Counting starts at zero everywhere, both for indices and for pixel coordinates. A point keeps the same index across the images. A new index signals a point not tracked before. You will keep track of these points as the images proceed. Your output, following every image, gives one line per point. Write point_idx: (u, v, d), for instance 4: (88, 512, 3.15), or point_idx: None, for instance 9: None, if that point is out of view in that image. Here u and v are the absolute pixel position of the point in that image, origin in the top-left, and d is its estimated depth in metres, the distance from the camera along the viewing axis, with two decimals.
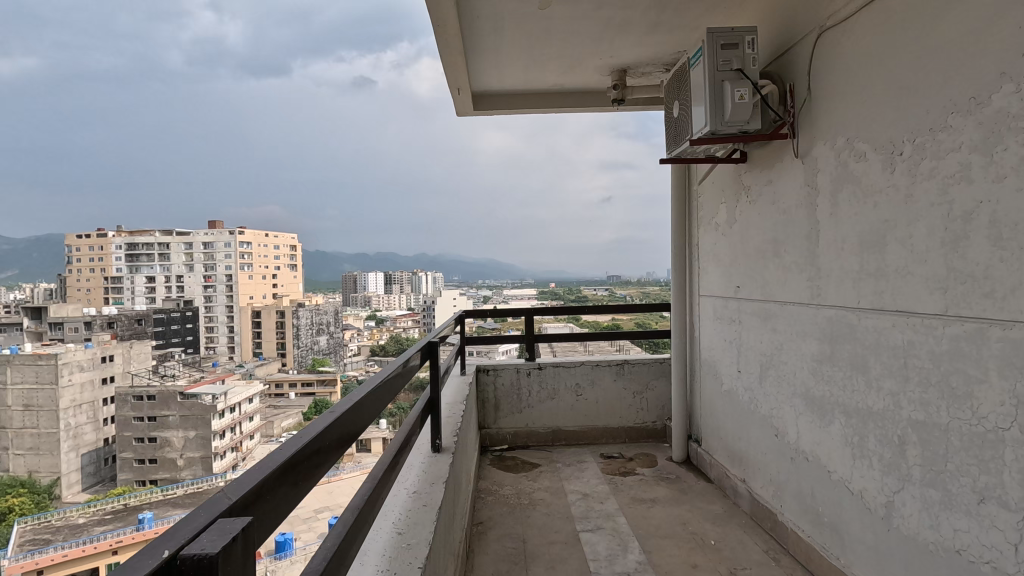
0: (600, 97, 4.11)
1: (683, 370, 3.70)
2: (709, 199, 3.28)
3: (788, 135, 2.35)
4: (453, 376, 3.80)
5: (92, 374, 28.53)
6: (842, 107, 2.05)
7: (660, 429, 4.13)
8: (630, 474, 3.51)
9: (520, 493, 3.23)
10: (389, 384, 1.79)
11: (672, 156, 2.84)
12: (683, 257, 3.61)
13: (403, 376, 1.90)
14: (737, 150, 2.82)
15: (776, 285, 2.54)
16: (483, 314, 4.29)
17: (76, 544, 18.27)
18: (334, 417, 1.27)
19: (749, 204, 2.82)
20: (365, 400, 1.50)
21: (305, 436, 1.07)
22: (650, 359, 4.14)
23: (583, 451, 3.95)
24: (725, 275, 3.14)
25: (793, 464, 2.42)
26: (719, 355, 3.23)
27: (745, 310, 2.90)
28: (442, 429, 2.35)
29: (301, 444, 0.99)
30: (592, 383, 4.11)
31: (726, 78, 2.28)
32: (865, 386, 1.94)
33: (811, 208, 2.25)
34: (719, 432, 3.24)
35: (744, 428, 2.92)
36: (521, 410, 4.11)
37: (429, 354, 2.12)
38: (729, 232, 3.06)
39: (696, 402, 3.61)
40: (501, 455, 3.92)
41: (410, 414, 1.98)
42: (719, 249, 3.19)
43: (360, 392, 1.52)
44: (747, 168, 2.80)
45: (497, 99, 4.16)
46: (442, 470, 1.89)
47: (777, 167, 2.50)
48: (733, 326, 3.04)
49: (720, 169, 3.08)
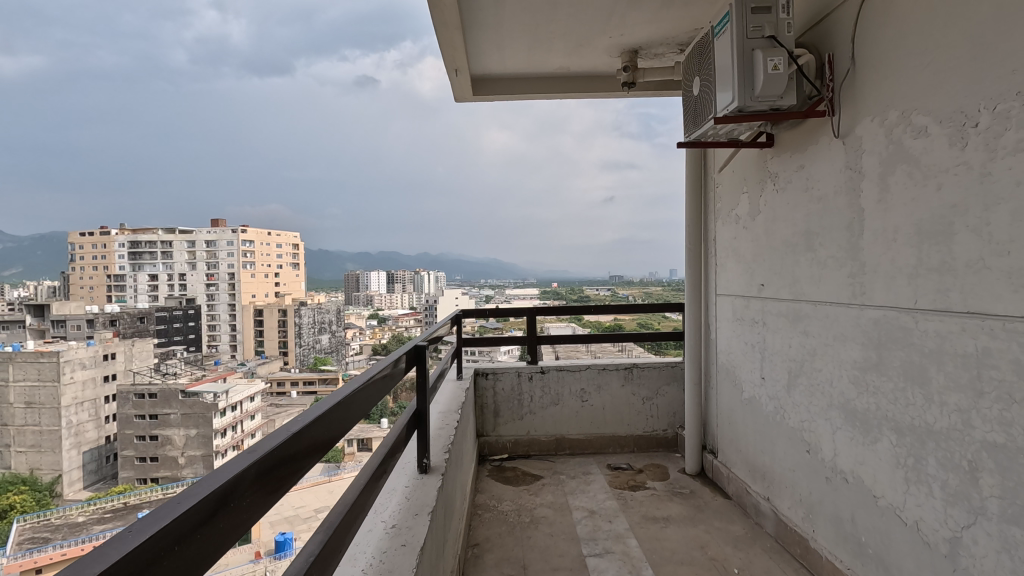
0: (609, 83, 3.83)
1: (697, 375, 3.43)
2: (729, 189, 3.00)
3: (826, 113, 2.07)
4: (448, 380, 3.53)
5: (94, 372, 28.40)
6: (894, 78, 1.77)
7: (671, 438, 3.86)
8: (639, 488, 3.23)
9: (521, 510, 2.95)
10: (368, 391, 1.51)
11: (689, 139, 2.58)
12: (698, 252, 3.33)
13: (388, 382, 1.64)
14: (764, 133, 2.53)
15: (809, 282, 2.27)
16: (480, 314, 4.02)
17: (77, 543, 18.06)
18: (280, 439, 1.00)
19: (776, 192, 2.54)
20: (331, 416, 1.23)
21: (222, 474, 0.80)
22: (660, 363, 3.88)
23: (588, 461, 3.68)
24: (746, 273, 2.86)
25: (829, 484, 2.14)
26: (739, 360, 2.95)
27: (769, 311, 2.62)
28: (432, 444, 2.08)
29: (212, 489, 0.72)
30: (598, 388, 3.84)
31: (757, 46, 2.02)
32: (922, 401, 1.66)
33: (854, 194, 1.97)
34: (738, 444, 2.97)
35: (767, 441, 2.65)
36: (522, 416, 3.84)
37: (415, 359, 1.84)
38: (753, 224, 2.78)
39: (711, 408, 3.33)
40: (500, 465, 3.65)
41: (394, 427, 1.71)
42: (740, 243, 2.91)
43: (325, 403, 1.25)
44: (774, 152, 2.52)
45: (499, 84, 3.88)
46: (428, 496, 1.63)
47: (809, 149, 2.23)
48: (755, 328, 2.76)
49: (741, 154, 2.80)
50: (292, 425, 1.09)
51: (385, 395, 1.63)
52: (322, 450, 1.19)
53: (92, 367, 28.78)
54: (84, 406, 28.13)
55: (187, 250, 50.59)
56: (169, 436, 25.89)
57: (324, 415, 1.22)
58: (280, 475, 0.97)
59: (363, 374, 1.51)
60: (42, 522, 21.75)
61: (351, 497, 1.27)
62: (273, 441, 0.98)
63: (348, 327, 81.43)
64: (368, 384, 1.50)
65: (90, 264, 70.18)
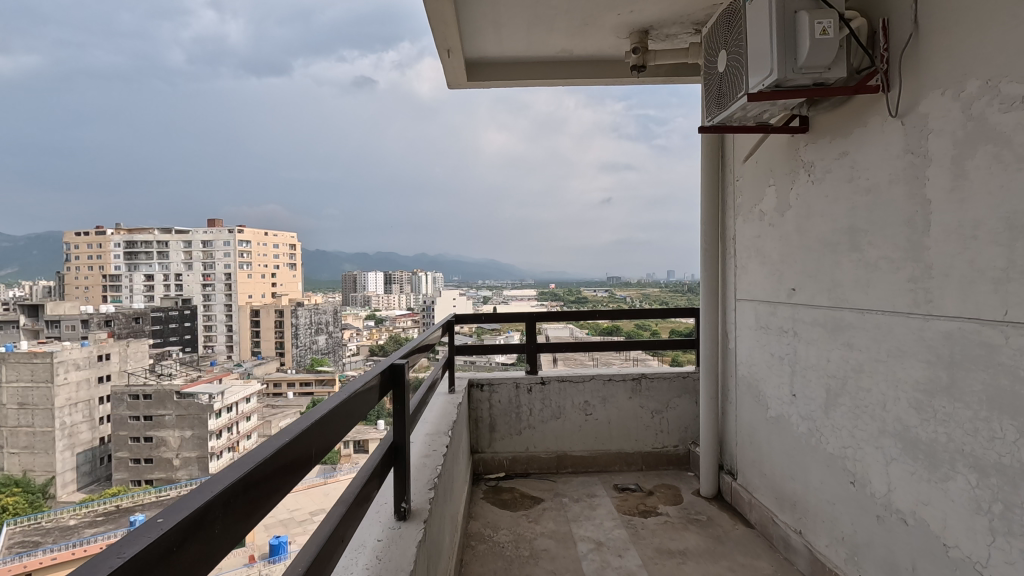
0: (616, 68, 3.52)
1: (713, 389, 3.12)
2: (752, 181, 2.69)
3: (879, 88, 1.76)
4: (439, 394, 3.19)
5: (88, 373, 28.01)
6: (973, 47, 1.46)
7: (682, 455, 3.54)
8: (650, 514, 2.91)
9: (520, 541, 2.63)
10: (338, 417, 1.18)
11: (713, 123, 2.27)
12: (715, 253, 3.03)
13: (362, 406, 1.32)
14: (796, 117, 2.22)
15: (853, 287, 1.96)
16: (475, 319, 3.69)
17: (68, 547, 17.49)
18: (203, 494, 0.66)
19: (810, 183, 2.22)
20: (288, 452, 0.90)
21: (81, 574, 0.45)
22: (671, 373, 3.56)
23: (594, 481, 3.36)
24: (772, 275, 2.54)
25: (881, 524, 1.83)
26: (763, 372, 2.64)
27: (801, 318, 2.31)
28: (414, 480, 1.75)
29: None
30: (602, 401, 3.53)
31: (801, 8, 1.72)
32: (1017, 437, 1.35)
33: (914, 182, 1.66)
34: (760, 468, 2.67)
35: (798, 466, 2.33)
36: (520, 431, 3.52)
37: (393, 381, 1.51)
38: (781, 221, 2.47)
39: (729, 425, 3.03)
40: (497, 485, 3.33)
41: (367, 464, 1.38)
42: (764, 243, 2.61)
43: (282, 434, 0.92)
44: (809, 138, 2.20)
45: (496, 69, 3.57)
46: (405, 554, 1.31)
47: (857, 132, 1.92)
48: (784, 338, 2.45)
49: (767, 144, 2.49)
50: (246, 457, 0.80)
51: (359, 419, 1.30)
52: (283, 486, 0.87)
53: (87, 367, 28.42)
54: (78, 407, 27.79)
55: (184, 250, 50.21)
56: (164, 438, 25.54)
57: (279, 451, 0.90)
58: (205, 547, 0.64)
59: (335, 395, 1.22)
60: (33, 525, 21.31)
61: (320, 543, 1.00)
62: (197, 498, 0.64)
63: (347, 327, 81.21)
64: (347, 403, 1.24)
65: (87, 263, 69.67)
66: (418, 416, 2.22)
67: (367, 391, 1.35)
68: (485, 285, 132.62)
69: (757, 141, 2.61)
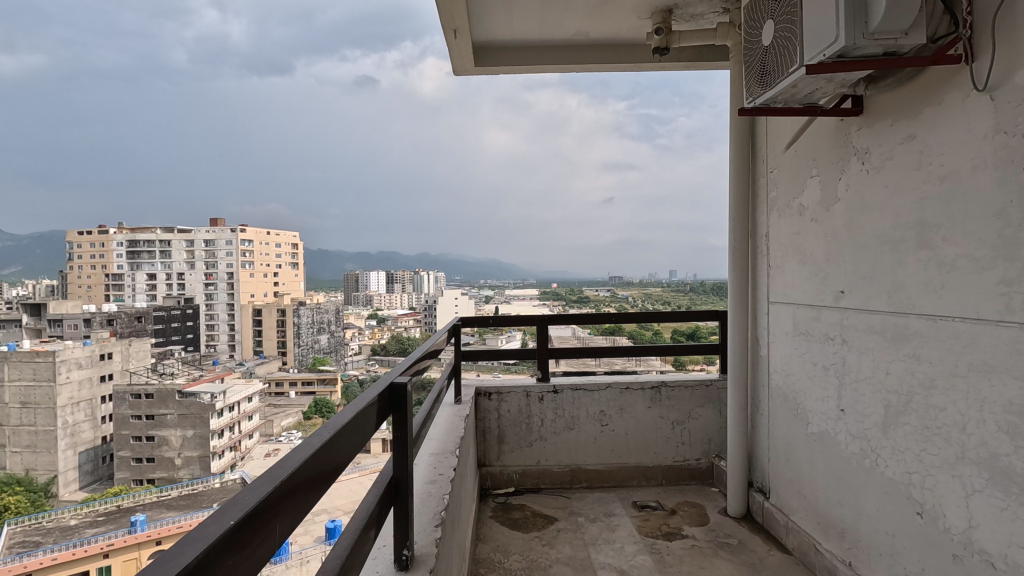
0: (636, 52, 3.26)
1: (743, 399, 2.87)
2: (790, 174, 2.45)
3: (961, 58, 1.51)
4: (445, 404, 2.94)
5: (90, 372, 27.83)
6: None
7: (705, 469, 3.30)
8: (675, 536, 2.67)
9: (533, 568, 2.39)
10: (317, 455, 0.93)
11: (755, 104, 2.01)
12: (745, 253, 2.80)
13: (350, 436, 1.07)
14: (849, 98, 1.98)
15: (922, 290, 1.70)
16: (482, 321, 3.43)
17: (68, 547, 17.20)
18: None
19: (864, 171, 1.97)
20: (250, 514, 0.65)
21: None
22: (692, 381, 3.31)
23: (610, 498, 3.11)
24: (815, 276, 2.30)
25: (957, 564, 1.59)
26: (803, 383, 2.39)
27: (850, 323, 2.06)
28: (419, 516, 1.50)
29: None
30: (619, 411, 3.28)
31: None
32: None
33: (1009, 167, 1.41)
34: (797, 488, 2.44)
35: (849, 490, 2.08)
36: (531, 444, 3.27)
37: (393, 404, 1.24)
38: (826, 217, 2.21)
39: (760, 439, 2.78)
40: (505, 502, 3.08)
41: (362, 506, 1.14)
42: (806, 240, 2.36)
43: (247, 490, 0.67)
44: (864, 122, 1.96)
45: (505, 54, 3.32)
46: None
47: (932, 110, 1.66)
48: (830, 345, 2.19)
49: (815, 128, 2.23)
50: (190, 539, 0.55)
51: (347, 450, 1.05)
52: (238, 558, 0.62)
53: (89, 367, 28.25)
54: (80, 406, 27.59)
55: (186, 249, 50.04)
56: (166, 437, 25.39)
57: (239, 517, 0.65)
58: None
59: (320, 433, 0.97)
60: (33, 525, 21.13)
61: None
62: None
63: (348, 326, 81.22)
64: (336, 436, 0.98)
65: (89, 262, 69.56)
66: (421, 436, 1.97)
67: (361, 418, 1.12)
68: (487, 285, 132.50)
69: (801, 126, 2.35)
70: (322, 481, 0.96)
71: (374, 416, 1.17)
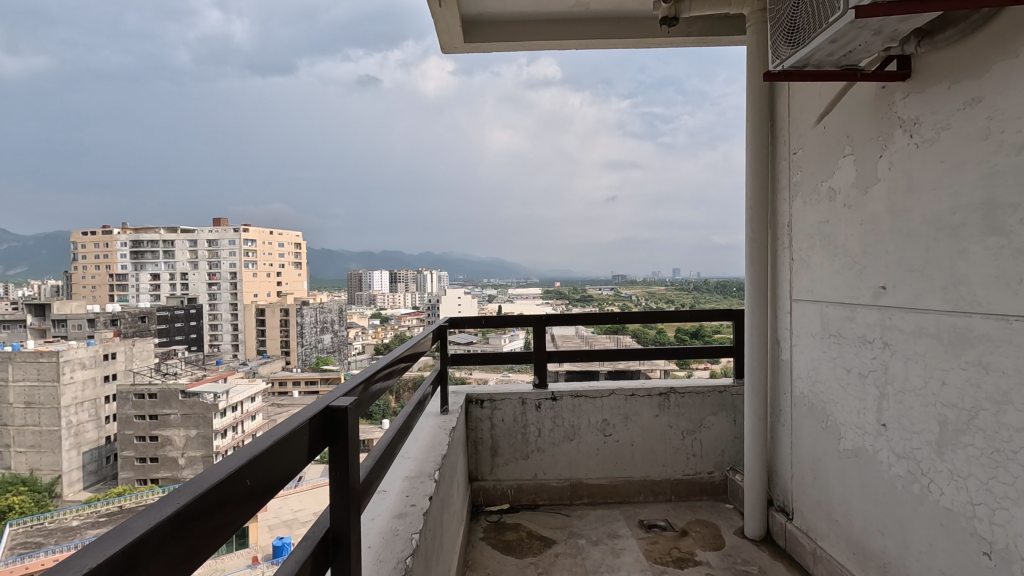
0: (643, 26, 2.96)
1: (762, 407, 2.58)
2: (819, 155, 2.15)
3: None
4: (431, 414, 2.64)
5: (94, 372, 27.73)
6: None
7: (719, 483, 3.01)
8: (687, 562, 2.37)
9: None
10: (211, 500, 0.66)
11: (783, 67, 1.71)
12: (765, 248, 2.51)
13: (273, 470, 0.80)
14: (895, 60, 1.69)
15: (988, 285, 1.42)
16: (473, 322, 3.13)
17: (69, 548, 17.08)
18: None
19: (914, 142, 1.67)
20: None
21: None
22: (704, 387, 3.03)
23: (614, 517, 2.83)
24: (847, 269, 2.00)
25: None
26: (833, 392, 2.10)
27: (893, 323, 1.77)
28: (381, 565, 1.22)
29: None
30: (623, 420, 3.00)
31: None
32: None
33: None
34: (826, 511, 2.15)
35: (893, 520, 1.78)
36: (527, 455, 2.99)
37: (333, 433, 0.96)
38: (864, 201, 1.91)
39: (781, 452, 2.49)
40: (499, 522, 2.79)
41: (296, 558, 0.87)
42: (837, 230, 2.06)
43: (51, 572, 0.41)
44: (911, 88, 1.67)
45: (497, 29, 3.03)
46: None
47: (1003, 65, 1.38)
48: (869, 349, 1.89)
49: (850, 98, 1.94)
50: None
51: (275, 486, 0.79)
52: None
53: (92, 367, 28.12)
54: (84, 406, 27.45)
55: (189, 249, 49.91)
56: (169, 437, 25.28)
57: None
58: None
59: (224, 464, 0.70)
60: (36, 525, 20.98)
61: None
62: None
63: (352, 326, 81.12)
64: (240, 472, 0.71)
65: (95, 262, 69.54)
66: (390, 457, 1.68)
67: (292, 439, 0.85)
68: (490, 284, 132.33)
69: (834, 96, 2.05)
70: (235, 523, 0.70)
71: (307, 441, 0.90)
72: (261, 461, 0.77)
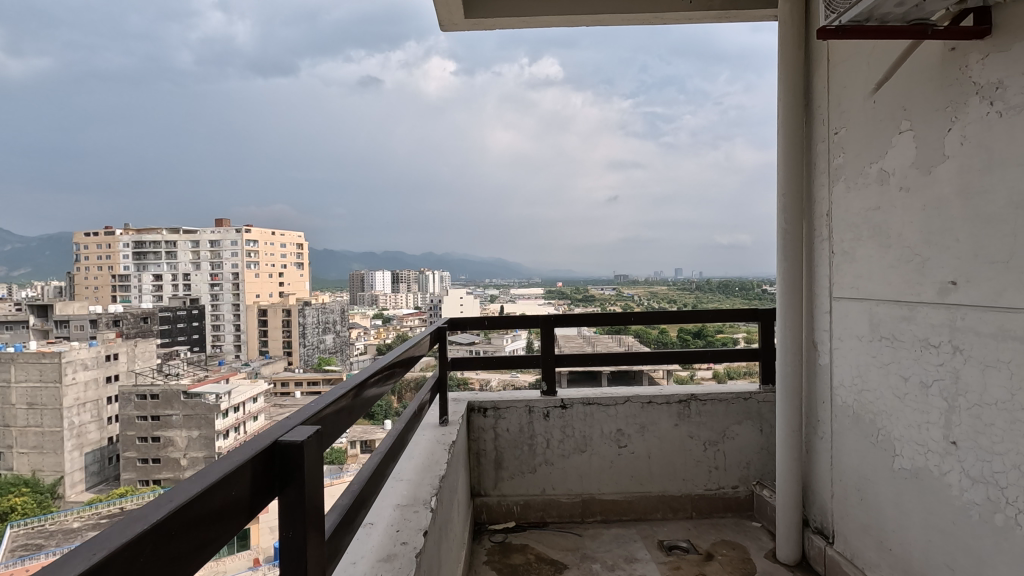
0: None
1: (798, 415, 2.32)
2: (868, 133, 1.90)
3: None
4: (428, 425, 2.39)
5: (96, 373, 27.60)
6: None
7: (743, 499, 2.75)
8: None
9: None
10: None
11: (841, 24, 1.45)
12: (799, 241, 2.26)
13: (191, 544, 0.54)
14: (973, 14, 1.43)
15: None
16: (474, 324, 2.87)
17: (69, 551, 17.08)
18: None
19: (996, 110, 1.42)
20: None
21: None
22: (727, 394, 2.78)
23: (630, 536, 2.57)
24: (902, 261, 1.75)
25: None
26: (885, 400, 1.84)
27: (967, 323, 1.52)
28: None
29: None
30: (640, 429, 2.74)
31: None
32: None
33: None
34: (877, 537, 1.90)
35: (966, 553, 1.53)
36: (534, 469, 2.74)
37: (287, 477, 0.71)
38: (925, 183, 1.66)
39: (818, 466, 2.24)
40: (504, 542, 2.53)
41: None
42: (889, 217, 1.81)
43: None
44: (993, 45, 1.42)
45: (501, 4, 2.77)
46: None
47: None
48: (933, 355, 1.64)
49: (912, 65, 1.68)
50: None
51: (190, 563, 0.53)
52: None
53: (95, 367, 27.95)
54: (86, 407, 27.33)
55: (191, 249, 49.81)
56: (171, 438, 25.10)
57: None
58: None
59: (81, 549, 0.44)
60: (37, 527, 20.83)
61: None
62: None
63: (354, 326, 81.07)
64: (119, 559, 0.45)
65: (98, 262, 69.41)
66: (380, 480, 1.44)
67: (227, 486, 0.61)
68: (493, 284, 132.17)
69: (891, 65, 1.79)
70: None
71: (250, 485, 0.65)
72: (176, 529, 0.52)
